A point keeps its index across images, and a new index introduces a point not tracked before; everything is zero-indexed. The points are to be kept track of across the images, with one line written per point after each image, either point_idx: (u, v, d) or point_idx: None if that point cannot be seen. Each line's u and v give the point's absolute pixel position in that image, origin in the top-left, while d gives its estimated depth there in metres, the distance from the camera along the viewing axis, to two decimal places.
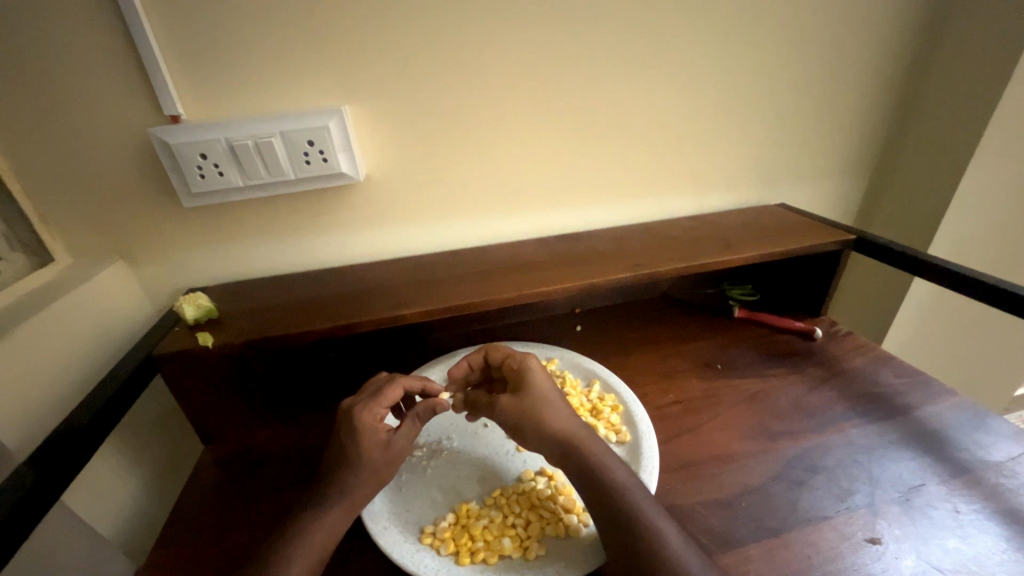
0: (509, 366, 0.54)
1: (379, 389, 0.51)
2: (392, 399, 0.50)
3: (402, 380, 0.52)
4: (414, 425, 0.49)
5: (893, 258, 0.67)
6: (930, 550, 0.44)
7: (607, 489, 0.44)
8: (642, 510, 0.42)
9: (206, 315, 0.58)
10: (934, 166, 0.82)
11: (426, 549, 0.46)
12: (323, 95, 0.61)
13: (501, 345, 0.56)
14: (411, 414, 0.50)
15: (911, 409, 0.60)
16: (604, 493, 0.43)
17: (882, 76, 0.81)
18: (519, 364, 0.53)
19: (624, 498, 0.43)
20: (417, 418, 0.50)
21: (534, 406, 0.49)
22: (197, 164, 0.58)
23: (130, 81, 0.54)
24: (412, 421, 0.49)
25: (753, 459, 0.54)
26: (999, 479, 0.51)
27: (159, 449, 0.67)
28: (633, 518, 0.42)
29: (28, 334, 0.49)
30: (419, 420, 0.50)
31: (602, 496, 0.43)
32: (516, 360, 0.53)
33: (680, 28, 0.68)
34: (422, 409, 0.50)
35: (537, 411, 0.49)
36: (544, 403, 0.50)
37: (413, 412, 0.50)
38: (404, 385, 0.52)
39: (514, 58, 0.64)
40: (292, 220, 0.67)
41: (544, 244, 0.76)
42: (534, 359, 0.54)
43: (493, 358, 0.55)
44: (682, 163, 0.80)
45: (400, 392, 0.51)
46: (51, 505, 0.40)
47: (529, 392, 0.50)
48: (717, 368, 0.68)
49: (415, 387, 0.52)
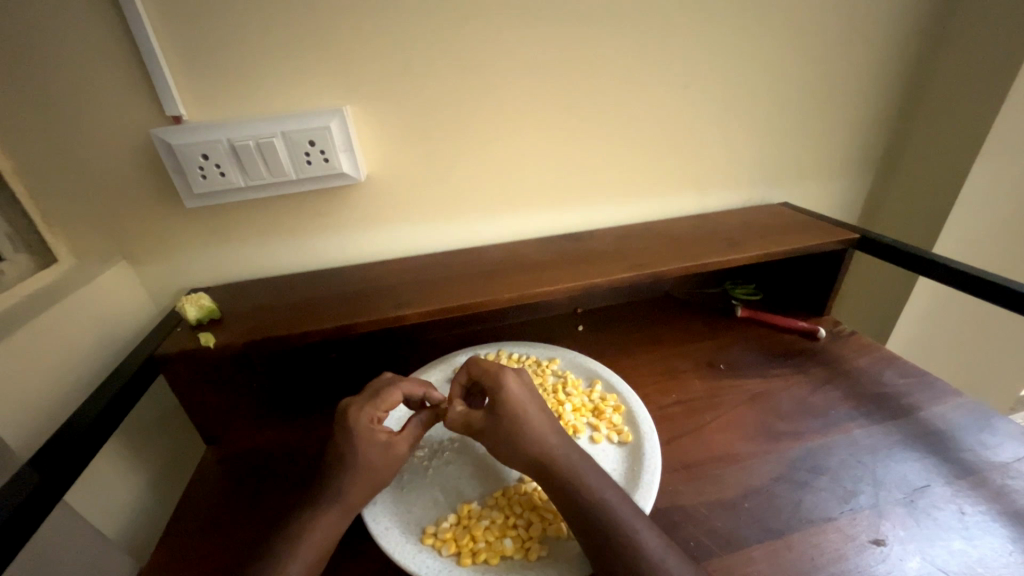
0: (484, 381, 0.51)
1: (378, 391, 0.49)
2: (391, 402, 0.49)
3: (401, 384, 0.50)
4: (416, 431, 0.50)
5: (897, 258, 0.66)
6: (935, 552, 0.44)
7: (593, 497, 0.43)
8: (627, 525, 0.42)
9: (208, 315, 0.58)
10: (939, 166, 0.82)
11: (427, 549, 0.45)
12: (323, 95, 0.60)
13: (481, 360, 0.53)
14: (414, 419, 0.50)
15: (915, 410, 0.59)
16: (592, 502, 0.43)
17: (886, 73, 0.81)
18: (493, 381, 0.50)
19: (610, 510, 0.43)
20: (421, 423, 0.50)
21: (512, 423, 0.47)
22: (199, 164, 0.58)
23: (132, 82, 0.54)
24: (415, 425, 0.50)
25: (756, 460, 0.54)
26: (1004, 480, 0.50)
27: (161, 450, 0.67)
28: (620, 531, 0.41)
29: (31, 335, 0.49)
30: (421, 425, 0.50)
31: (588, 509, 0.43)
32: (491, 378, 0.50)
33: (681, 27, 0.68)
34: (426, 416, 0.51)
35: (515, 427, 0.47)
36: (523, 418, 0.47)
37: (417, 416, 0.50)
38: (404, 389, 0.50)
39: (515, 57, 0.64)
40: (293, 220, 0.67)
41: (545, 244, 0.76)
42: (510, 373, 0.51)
43: (474, 373, 0.52)
44: (684, 162, 0.79)
45: (399, 396, 0.49)
46: (51, 508, 0.40)
47: (500, 410, 0.48)
48: (720, 368, 0.67)
49: (415, 395, 0.51)
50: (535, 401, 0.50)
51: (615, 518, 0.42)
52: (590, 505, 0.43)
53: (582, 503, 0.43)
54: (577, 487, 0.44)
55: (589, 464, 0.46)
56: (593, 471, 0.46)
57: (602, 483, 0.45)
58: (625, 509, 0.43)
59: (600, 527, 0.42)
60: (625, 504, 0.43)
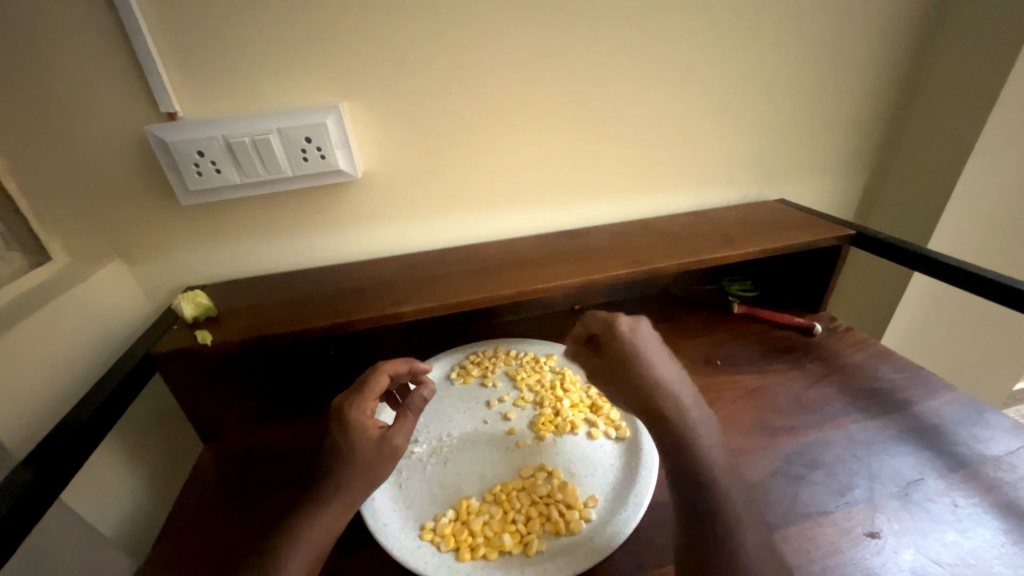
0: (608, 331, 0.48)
1: (363, 383, 0.50)
2: (377, 390, 0.49)
3: (384, 367, 0.51)
4: (408, 420, 0.48)
5: (893, 253, 0.67)
6: (928, 544, 0.45)
7: (699, 452, 0.42)
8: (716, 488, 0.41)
9: (204, 313, 0.58)
10: (934, 161, 0.82)
11: (426, 545, 0.46)
12: (319, 91, 0.60)
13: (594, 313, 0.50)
14: (404, 407, 0.49)
15: (909, 404, 0.60)
16: (696, 455, 0.42)
17: (882, 69, 0.81)
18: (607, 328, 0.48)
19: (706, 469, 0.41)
20: (413, 411, 0.49)
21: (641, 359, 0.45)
22: (194, 162, 0.57)
23: (125, 79, 0.54)
24: (407, 415, 0.48)
25: (752, 455, 0.54)
26: (997, 473, 0.51)
27: (158, 449, 0.67)
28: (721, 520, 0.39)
29: (25, 333, 0.49)
30: (415, 415, 0.49)
31: (690, 461, 0.42)
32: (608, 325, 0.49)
33: (677, 22, 0.67)
34: (413, 403, 0.49)
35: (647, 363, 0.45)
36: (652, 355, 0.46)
37: (406, 406, 0.49)
38: (389, 372, 0.51)
39: (511, 54, 0.64)
40: (290, 217, 0.67)
41: (543, 240, 0.76)
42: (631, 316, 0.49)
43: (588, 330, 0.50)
44: (681, 159, 0.79)
45: (384, 382, 0.50)
46: (48, 506, 0.40)
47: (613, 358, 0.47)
48: (716, 364, 0.68)
49: (400, 371, 0.52)
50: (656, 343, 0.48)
51: (711, 477, 0.41)
52: (694, 457, 0.42)
53: (687, 454, 0.42)
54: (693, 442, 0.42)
55: (709, 425, 0.44)
56: (707, 428, 0.44)
57: (713, 444, 0.43)
58: (722, 473, 0.42)
59: (696, 480, 0.41)
60: (723, 472, 0.42)
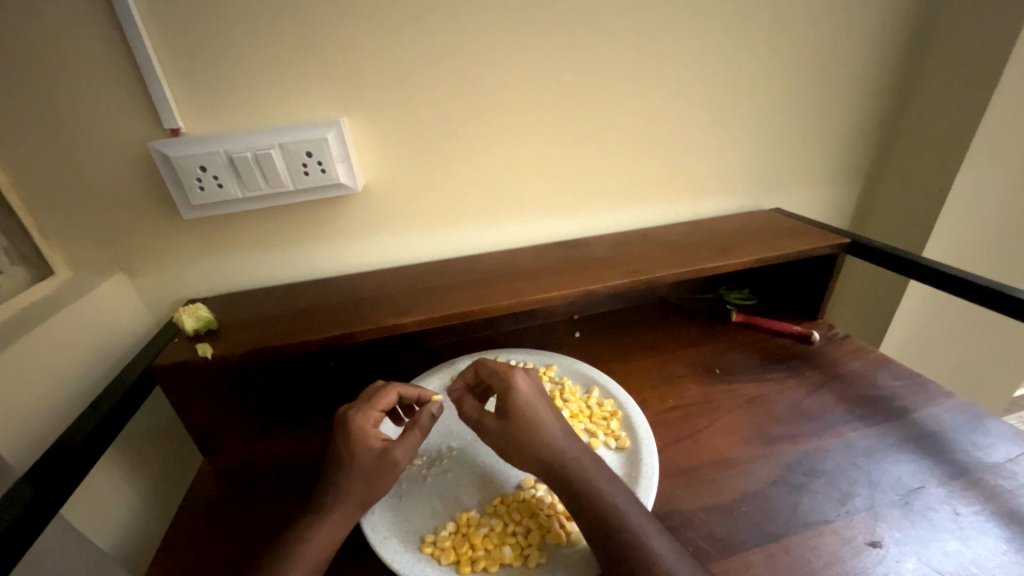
0: (495, 378, 0.52)
1: (372, 395, 0.50)
2: (386, 403, 0.50)
3: (398, 384, 0.51)
4: (416, 437, 0.48)
5: (889, 262, 0.67)
6: (931, 553, 0.44)
7: (590, 487, 0.44)
8: (610, 507, 0.43)
9: (205, 326, 0.58)
10: (927, 169, 0.83)
11: (426, 558, 0.45)
12: (321, 106, 0.61)
13: (495, 364, 0.53)
14: (413, 424, 0.48)
15: (908, 412, 0.60)
16: (587, 491, 0.44)
17: (873, 79, 0.82)
18: (503, 380, 0.51)
19: (595, 486, 0.45)
20: (422, 429, 0.48)
21: (529, 424, 0.48)
22: (197, 176, 0.58)
23: (131, 95, 0.55)
24: (416, 432, 0.48)
25: (752, 464, 0.54)
26: (999, 480, 0.51)
27: (158, 462, 0.66)
28: (637, 545, 0.41)
29: (28, 346, 0.49)
30: (422, 432, 0.48)
31: (584, 497, 0.44)
32: (501, 377, 0.51)
33: (671, 37, 0.69)
34: (423, 420, 0.49)
35: (533, 428, 0.48)
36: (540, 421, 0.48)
37: (417, 422, 0.48)
38: (400, 391, 0.51)
39: (509, 67, 0.65)
40: (293, 230, 0.68)
41: (542, 250, 0.77)
42: (520, 375, 0.52)
43: (483, 373, 0.53)
44: (678, 169, 0.80)
45: (394, 397, 0.50)
46: (49, 520, 0.40)
47: (510, 411, 0.49)
48: (716, 372, 0.68)
49: (410, 395, 0.52)
50: (546, 406, 0.50)
51: (610, 509, 0.43)
52: (586, 494, 0.44)
53: (579, 492, 0.44)
54: (586, 481, 0.45)
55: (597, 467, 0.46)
56: (595, 468, 0.46)
57: (598, 475, 0.45)
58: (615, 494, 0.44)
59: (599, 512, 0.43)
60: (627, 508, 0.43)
